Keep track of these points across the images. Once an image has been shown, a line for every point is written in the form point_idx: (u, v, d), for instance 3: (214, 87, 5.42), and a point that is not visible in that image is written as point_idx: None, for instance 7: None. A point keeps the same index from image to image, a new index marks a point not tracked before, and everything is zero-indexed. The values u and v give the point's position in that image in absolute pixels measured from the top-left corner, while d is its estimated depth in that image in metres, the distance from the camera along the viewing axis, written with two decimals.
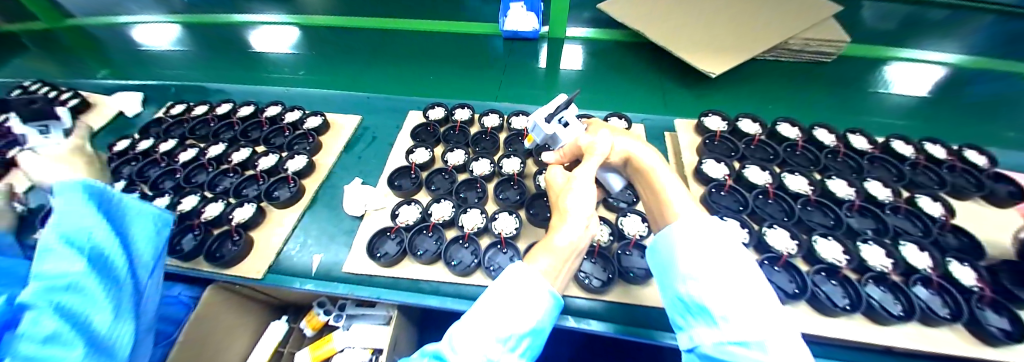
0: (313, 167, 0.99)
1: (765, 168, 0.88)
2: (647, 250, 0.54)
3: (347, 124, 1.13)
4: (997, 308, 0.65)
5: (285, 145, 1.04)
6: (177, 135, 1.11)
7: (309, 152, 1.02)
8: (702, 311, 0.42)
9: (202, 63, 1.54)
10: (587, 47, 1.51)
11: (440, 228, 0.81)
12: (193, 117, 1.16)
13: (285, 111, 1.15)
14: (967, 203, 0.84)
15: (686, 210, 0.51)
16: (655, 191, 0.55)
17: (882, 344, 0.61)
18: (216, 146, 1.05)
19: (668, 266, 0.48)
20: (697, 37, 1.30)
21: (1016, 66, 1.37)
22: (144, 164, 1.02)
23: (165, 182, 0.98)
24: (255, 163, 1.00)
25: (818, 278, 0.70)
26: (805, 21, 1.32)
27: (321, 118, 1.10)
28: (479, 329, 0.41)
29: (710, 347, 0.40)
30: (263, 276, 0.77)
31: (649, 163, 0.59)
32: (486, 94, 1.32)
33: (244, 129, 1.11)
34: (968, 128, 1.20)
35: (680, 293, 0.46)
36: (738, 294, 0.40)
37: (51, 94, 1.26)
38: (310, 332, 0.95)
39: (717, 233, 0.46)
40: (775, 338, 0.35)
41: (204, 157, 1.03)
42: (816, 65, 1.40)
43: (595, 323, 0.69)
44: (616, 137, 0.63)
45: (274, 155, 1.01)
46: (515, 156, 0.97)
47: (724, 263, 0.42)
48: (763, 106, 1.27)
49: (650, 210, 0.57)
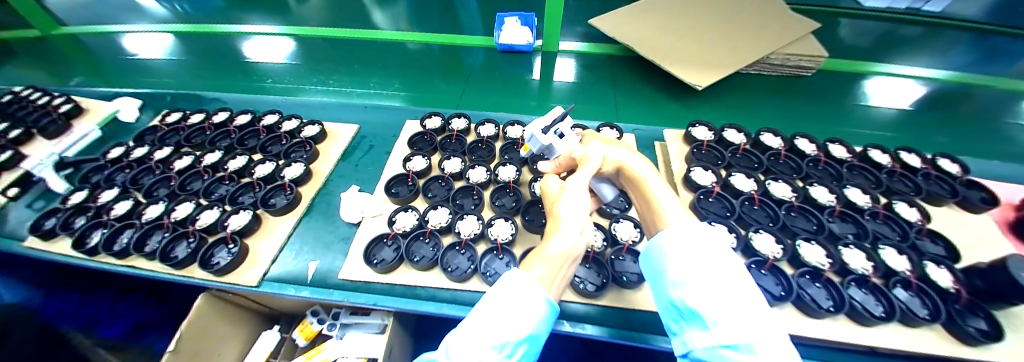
0: (310, 175, 1.00)
1: (751, 176, 0.91)
2: (640, 256, 0.56)
3: (344, 133, 1.15)
4: (974, 310, 0.67)
5: (282, 153, 1.05)
6: (173, 143, 1.11)
7: (307, 160, 1.03)
8: (695, 315, 0.43)
9: (194, 72, 1.55)
10: (579, 60, 1.56)
11: (437, 235, 0.82)
12: (189, 125, 1.16)
13: (283, 120, 1.15)
14: (941, 208, 0.89)
15: (677, 217, 0.53)
16: (646, 199, 0.57)
17: (866, 344, 0.63)
18: (213, 154, 1.05)
19: (661, 272, 0.50)
20: (681, 51, 1.36)
21: (978, 79, 1.46)
22: (138, 172, 1.02)
23: (159, 189, 0.98)
24: (252, 171, 1.01)
25: (803, 280, 0.72)
26: (785, 37, 1.38)
27: (319, 127, 1.11)
28: (477, 336, 0.42)
29: (703, 351, 0.42)
30: (258, 283, 0.77)
31: (640, 173, 0.61)
32: (447, 102, 1.37)
33: (241, 136, 1.11)
34: (940, 138, 1.27)
35: (674, 298, 0.47)
36: (727, 297, 0.41)
37: (42, 100, 1.25)
38: (303, 342, 0.93)
39: (705, 238, 0.48)
40: (765, 340, 0.37)
41: (199, 165, 1.03)
42: (796, 78, 1.47)
43: (589, 327, 0.70)
44: (609, 148, 0.66)
45: (272, 162, 1.02)
46: (511, 164, 1.00)
47: (711, 267, 0.45)
48: (711, 113, 1.33)
49: (641, 216, 0.59)
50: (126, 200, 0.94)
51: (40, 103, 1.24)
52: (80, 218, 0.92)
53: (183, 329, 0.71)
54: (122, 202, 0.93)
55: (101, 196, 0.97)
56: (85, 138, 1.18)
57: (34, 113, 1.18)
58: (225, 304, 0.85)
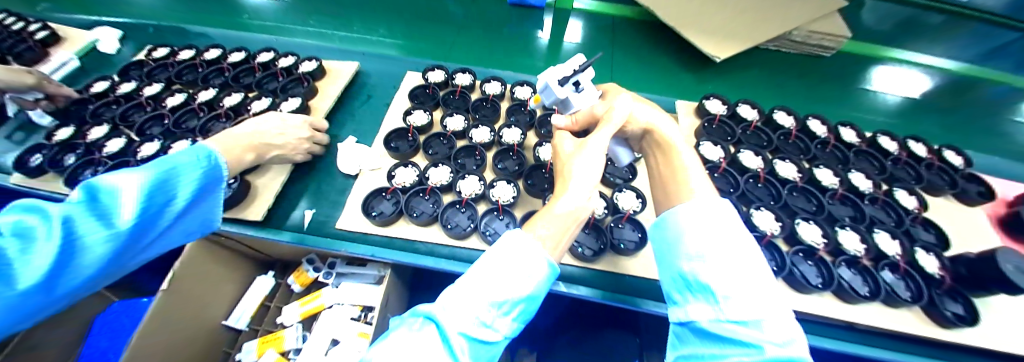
0: (308, 109, 0.95)
1: (759, 154, 0.89)
2: (652, 225, 0.55)
3: (345, 70, 1.08)
4: (954, 295, 0.70)
5: (279, 90, 1.00)
6: (162, 79, 1.04)
7: (305, 96, 0.97)
8: (704, 289, 0.42)
9: (177, 3, 1.42)
10: (593, 21, 1.46)
11: (438, 192, 0.81)
12: (178, 62, 1.09)
13: (278, 56, 1.08)
14: (938, 199, 0.90)
15: (700, 190, 0.52)
16: (671, 168, 0.57)
17: (847, 320, 0.66)
18: (206, 91, 0.99)
19: (675, 244, 0.48)
20: (701, 18, 1.28)
21: (992, 74, 1.42)
22: (127, 108, 0.97)
23: (152, 129, 0.94)
24: (248, 108, 0.96)
25: (796, 258, 0.74)
26: (812, 12, 1.26)
27: (316, 63, 1.04)
28: (475, 294, 0.41)
29: (706, 323, 0.41)
30: (261, 219, 0.76)
31: (669, 137, 0.61)
32: (434, 54, 1.29)
33: (235, 74, 1.04)
34: (940, 130, 1.27)
35: (683, 270, 0.46)
36: (739, 274, 0.41)
37: (15, 24, 1.15)
38: (299, 289, 0.95)
39: (722, 215, 0.47)
40: (774, 319, 0.36)
41: (193, 103, 0.97)
42: (813, 58, 1.41)
43: (582, 289, 0.72)
44: (637, 107, 0.65)
45: (269, 99, 0.97)
46: (516, 126, 0.95)
47: (727, 241, 0.44)
48: (701, 85, 1.29)
49: (658, 185, 0.58)
50: (119, 138, 0.89)
51: (13, 28, 1.13)
52: (68, 155, 0.86)
53: (175, 272, 0.70)
54: (114, 138, 0.89)
55: (89, 133, 0.91)
56: (65, 67, 1.11)
57: (7, 38, 1.08)
58: (222, 248, 0.84)
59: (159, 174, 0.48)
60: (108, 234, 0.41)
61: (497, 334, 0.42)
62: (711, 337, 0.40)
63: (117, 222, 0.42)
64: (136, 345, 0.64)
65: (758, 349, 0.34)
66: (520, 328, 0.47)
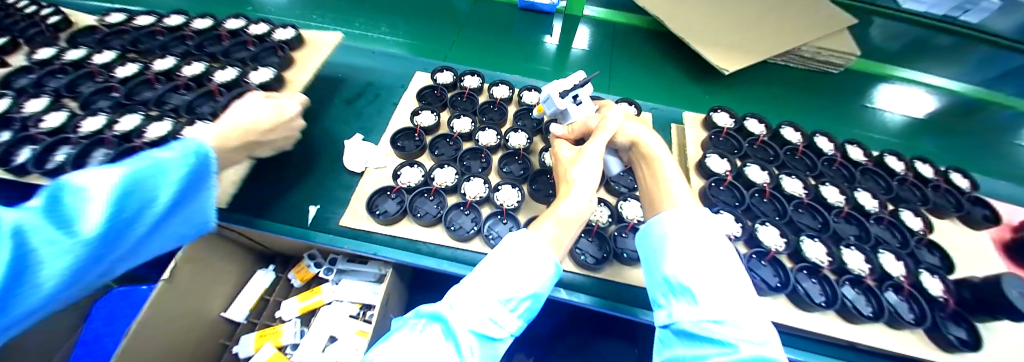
0: (282, 82, 0.87)
1: (765, 168, 0.88)
2: (637, 234, 0.55)
3: (324, 41, 1.00)
4: (958, 320, 0.70)
5: (248, 58, 0.95)
6: (117, 47, 1.00)
7: (278, 67, 0.91)
8: (685, 291, 0.42)
9: None
10: (602, 28, 1.47)
11: (442, 194, 0.81)
12: (136, 29, 1.04)
13: (250, 25, 1.05)
14: (944, 220, 0.89)
15: (683, 201, 0.53)
16: (656, 182, 0.58)
17: (850, 340, 0.65)
18: (164, 60, 0.95)
19: (658, 251, 0.49)
20: (711, 30, 1.28)
21: (998, 97, 1.42)
22: (76, 78, 0.89)
23: (99, 102, 0.86)
24: (211, 78, 0.92)
25: (800, 275, 0.73)
26: (820, 28, 1.26)
27: (294, 32, 0.97)
28: (480, 292, 0.41)
29: (688, 323, 0.40)
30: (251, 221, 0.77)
31: (654, 151, 0.61)
32: (439, 54, 1.30)
33: (199, 43, 1.01)
34: (944, 151, 1.27)
35: (666, 274, 0.46)
36: (715, 280, 0.41)
37: (28, 8, 1.13)
38: (298, 283, 0.94)
39: (706, 226, 0.48)
40: (744, 317, 0.38)
41: (149, 72, 0.92)
42: (823, 75, 1.40)
43: (582, 296, 0.72)
44: (627, 122, 0.67)
45: (235, 69, 0.93)
46: (523, 130, 0.95)
47: (706, 253, 0.44)
48: (702, 96, 1.29)
49: (646, 196, 0.59)
50: (59, 111, 0.81)
51: (25, 12, 1.12)
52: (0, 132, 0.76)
53: (181, 256, 0.71)
54: (53, 111, 0.82)
55: (24, 105, 0.82)
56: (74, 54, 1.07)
57: (20, 23, 1.08)
58: (225, 240, 0.84)
59: (137, 169, 0.34)
60: (69, 248, 0.28)
61: (504, 331, 0.41)
62: (690, 337, 0.40)
63: (78, 231, 0.29)
64: (132, 337, 0.64)
65: (734, 347, 0.35)
66: (524, 327, 0.47)
